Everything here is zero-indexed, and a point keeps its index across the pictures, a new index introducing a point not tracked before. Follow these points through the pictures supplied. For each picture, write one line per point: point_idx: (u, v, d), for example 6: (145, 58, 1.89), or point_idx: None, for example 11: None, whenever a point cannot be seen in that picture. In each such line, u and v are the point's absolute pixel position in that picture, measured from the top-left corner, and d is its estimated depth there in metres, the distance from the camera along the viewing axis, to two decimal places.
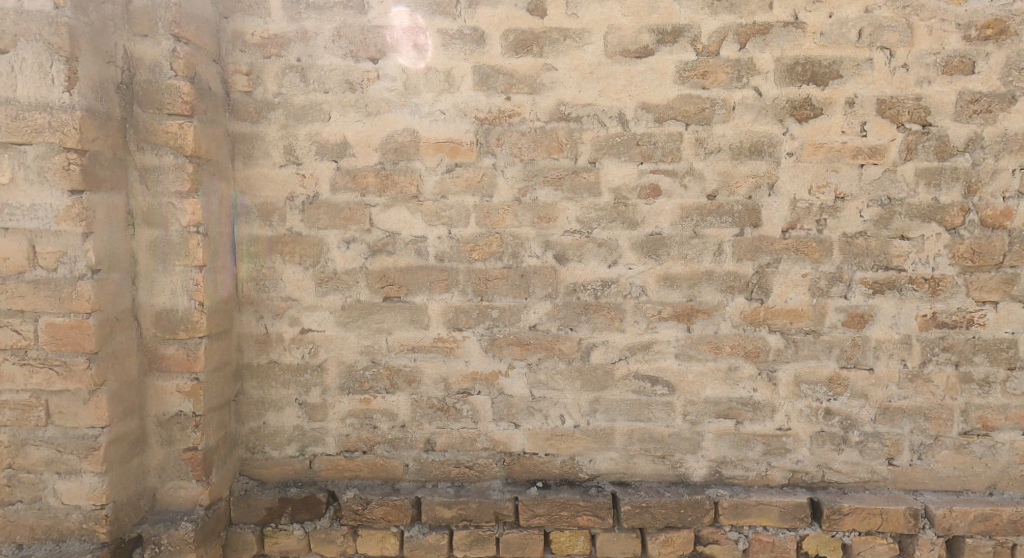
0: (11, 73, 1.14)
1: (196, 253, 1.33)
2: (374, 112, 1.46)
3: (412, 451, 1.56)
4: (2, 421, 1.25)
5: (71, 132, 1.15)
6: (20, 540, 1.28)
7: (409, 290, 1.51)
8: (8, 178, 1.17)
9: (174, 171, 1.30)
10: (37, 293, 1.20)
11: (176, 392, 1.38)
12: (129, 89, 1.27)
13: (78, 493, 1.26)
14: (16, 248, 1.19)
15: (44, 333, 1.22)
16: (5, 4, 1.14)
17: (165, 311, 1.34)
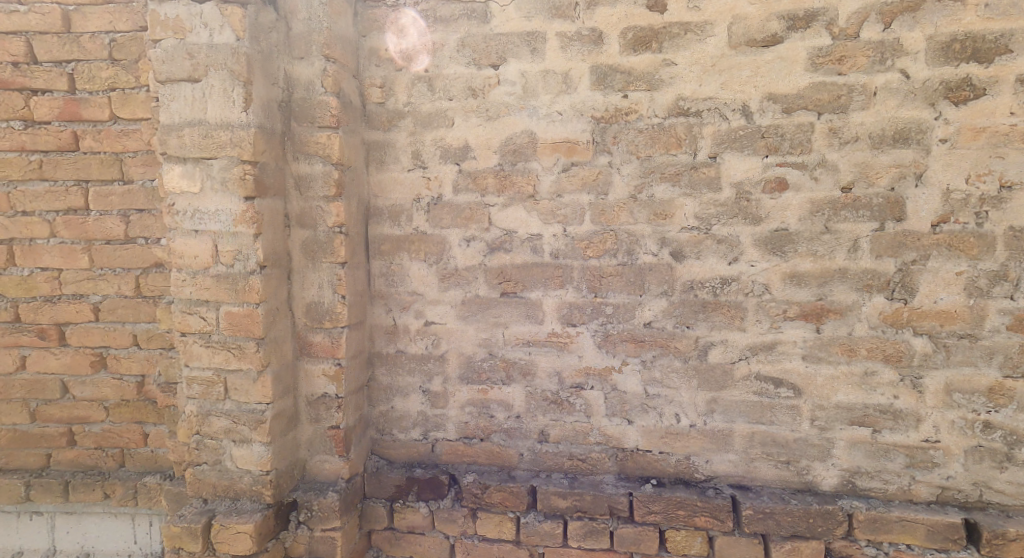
0: (202, 97, 1.34)
1: (339, 251, 1.49)
2: (495, 116, 1.53)
3: (527, 441, 1.63)
4: (192, 393, 1.48)
5: (247, 147, 1.34)
6: (204, 496, 1.51)
7: (525, 286, 1.57)
8: (199, 188, 1.37)
9: (323, 178, 1.46)
10: (219, 286, 1.41)
11: (322, 374, 1.55)
12: (288, 107, 1.45)
13: (249, 459, 1.47)
14: (203, 247, 1.40)
15: (224, 320, 1.42)
16: (200, 39, 1.32)
17: (314, 302, 1.52)
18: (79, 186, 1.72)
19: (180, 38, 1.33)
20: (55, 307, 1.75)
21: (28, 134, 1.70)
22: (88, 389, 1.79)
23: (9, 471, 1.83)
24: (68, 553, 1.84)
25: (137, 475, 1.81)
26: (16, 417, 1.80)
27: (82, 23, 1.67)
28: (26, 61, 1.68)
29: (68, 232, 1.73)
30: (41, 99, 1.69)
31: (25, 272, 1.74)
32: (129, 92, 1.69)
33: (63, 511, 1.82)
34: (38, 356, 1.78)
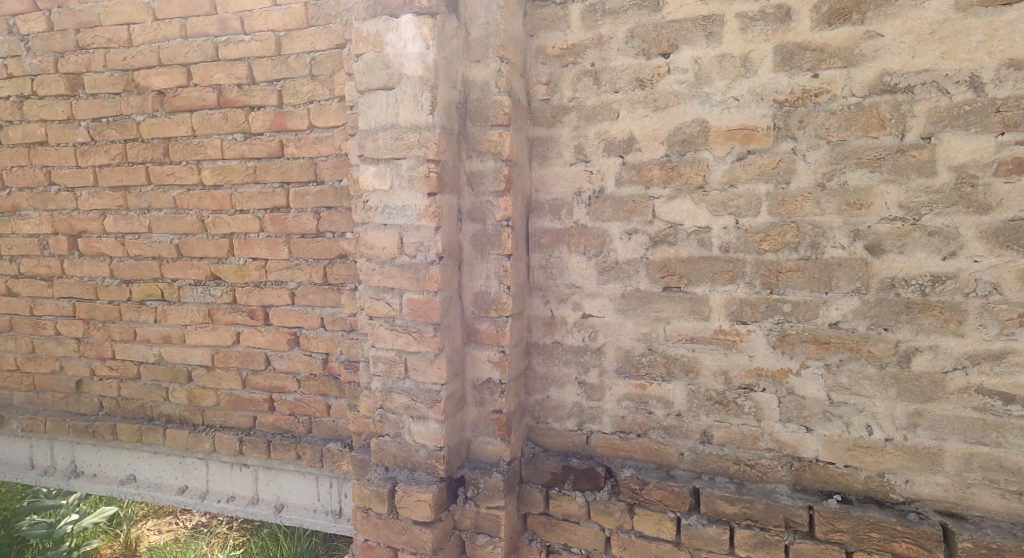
0: (395, 103, 1.47)
1: (506, 244, 1.56)
2: (663, 105, 1.49)
3: (688, 441, 1.57)
4: (377, 371, 1.63)
5: (432, 147, 1.45)
6: (386, 464, 1.66)
7: (690, 280, 1.52)
8: (389, 186, 1.52)
9: (494, 174, 1.53)
10: (403, 275, 1.55)
11: (487, 360, 1.63)
12: (464, 107, 1.54)
13: (425, 434, 1.59)
14: (390, 239, 1.54)
15: (407, 306, 1.56)
16: (395, 50, 1.46)
17: (481, 292, 1.60)
18: (283, 188, 1.96)
19: (378, 51, 1.48)
20: (261, 291, 2.04)
21: (247, 144, 1.97)
22: (284, 362, 2.06)
23: (227, 428, 2.18)
24: (267, 502, 2.15)
25: (323, 441, 2.06)
26: (231, 383, 2.13)
27: (290, 45, 1.88)
28: (247, 82, 1.94)
29: (273, 228, 1.99)
30: (257, 114, 1.94)
31: (240, 261, 2.05)
32: (324, 103, 1.87)
33: (264, 466, 2.13)
34: (248, 333, 2.09)
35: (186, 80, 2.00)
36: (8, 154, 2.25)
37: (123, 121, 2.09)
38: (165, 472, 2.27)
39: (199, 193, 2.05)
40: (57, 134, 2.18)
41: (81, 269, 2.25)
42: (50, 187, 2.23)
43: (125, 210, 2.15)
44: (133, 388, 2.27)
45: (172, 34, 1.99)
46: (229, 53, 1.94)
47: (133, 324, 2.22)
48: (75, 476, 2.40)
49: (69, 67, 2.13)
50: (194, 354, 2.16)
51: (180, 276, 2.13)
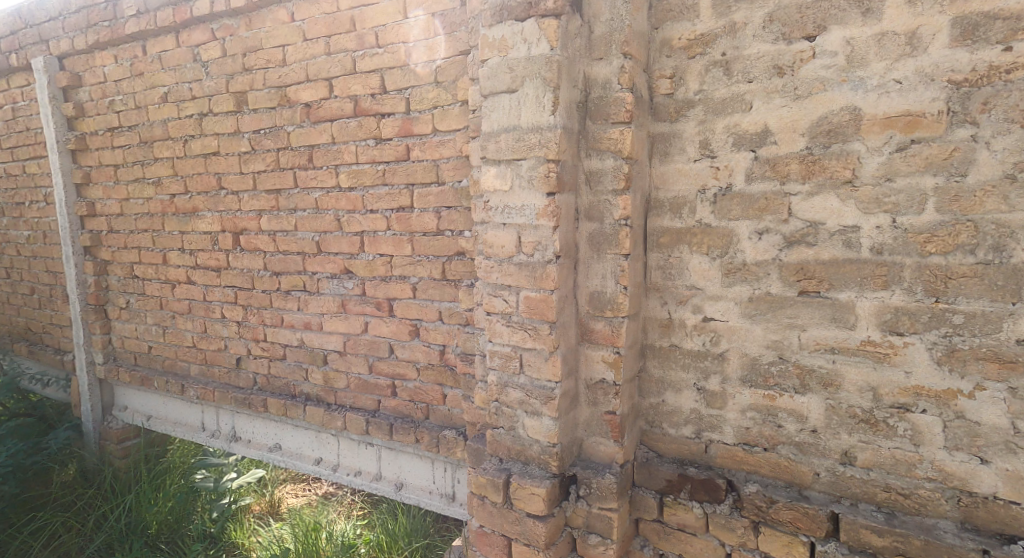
0: (518, 105, 1.50)
1: (624, 243, 1.51)
2: (806, 93, 1.36)
3: (825, 460, 1.44)
4: (494, 365, 1.67)
5: (553, 147, 1.45)
6: (500, 456, 1.70)
7: (832, 285, 1.38)
8: (509, 186, 1.55)
9: (613, 172, 1.50)
10: (520, 272, 1.57)
11: (601, 361, 1.60)
12: (585, 106, 1.52)
13: (539, 430, 1.61)
14: (509, 238, 1.57)
15: (523, 304, 1.58)
16: (520, 53, 1.48)
17: (597, 292, 1.58)
18: (408, 189, 2.07)
19: (503, 55, 1.51)
20: (387, 285, 2.17)
21: (378, 149, 2.10)
22: (405, 351, 2.18)
23: (355, 409, 2.34)
24: (389, 480, 2.30)
25: (439, 427, 2.13)
26: (359, 367, 2.30)
27: (418, 55, 1.97)
28: (380, 92, 2.07)
29: (399, 226, 2.11)
30: (388, 121, 2.07)
31: (370, 257, 2.20)
32: (447, 108, 1.94)
33: (387, 447, 2.27)
34: (376, 322, 2.23)
35: (328, 92, 2.18)
36: (189, 163, 2.62)
37: (276, 132, 2.33)
38: (305, 443, 2.52)
39: (336, 194, 2.23)
40: (225, 145, 2.49)
41: (241, 262, 2.56)
42: (220, 191, 2.56)
43: (276, 210, 2.41)
44: (279, 367, 2.53)
45: (317, 51, 2.18)
46: (365, 66, 2.08)
47: (280, 311, 2.48)
48: (234, 440, 2.74)
49: (235, 86, 2.42)
50: (329, 340, 2.36)
51: (319, 270, 2.34)
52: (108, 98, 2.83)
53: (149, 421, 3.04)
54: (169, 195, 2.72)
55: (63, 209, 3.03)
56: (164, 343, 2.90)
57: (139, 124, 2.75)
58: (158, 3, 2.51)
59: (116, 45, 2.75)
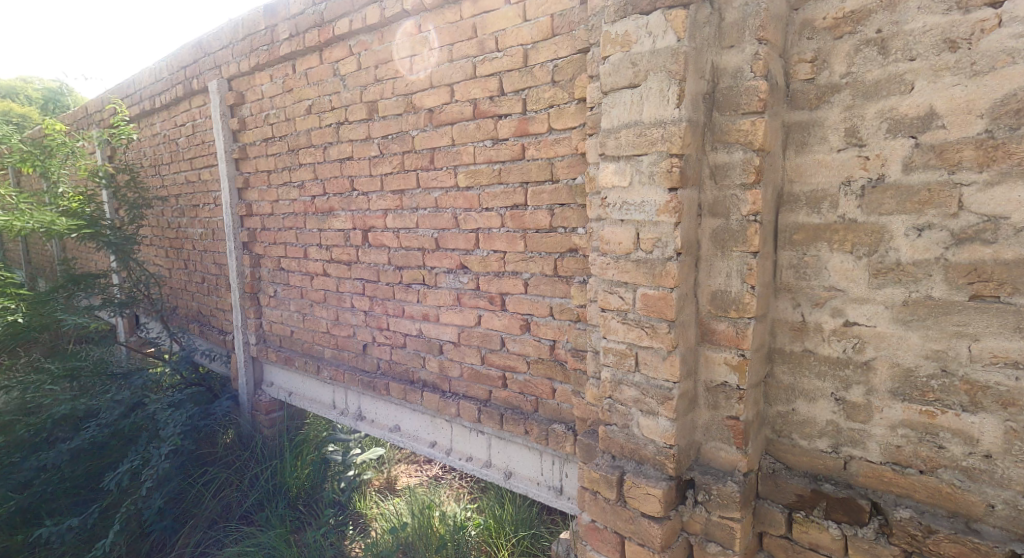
0: (639, 101, 1.47)
1: (753, 240, 1.43)
2: (987, 69, 1.20)
3: (1002, 491, 1.28)
4: (608, 361, 1.65)
5: (677, 141, 1.41)
6: (613, 452, 1.69)
7: (1016, 288, 1.21)
8: (628, 182, 1.52)
9: (742, 165, 1.42)
10: (638, 269, 1.54)
11: (724, 363, 1.52)
12: (712, 97, 1.46)
13: (654, 430, 1.57)
14: (627, 235, 1.55)
15: (640, 301, 1.55)
16: (644, 47, 1.45)
17: (720, 291, 1.51)
18: (522, 187, 2.11)
19: (626, 50, 1.49)
20: (500, 280, 2.23)
21: (495, 149, 2.17)
22: (516, 345, 2.22)
23: (468, 397, 2.44)
24: (498, 468, 2.37)
25: (548, 421, 2.14)
26: (472, 357, 2.39)
27: (536, 56, 2.01)
28: (498, 94, 2.13)
29: (512, 224, 2.16)
30: (504, 122, 2.12)
31: (484, 253, 2.27)
32: (563, 106, 1.95)
33: (497, 436, 2.34)
34: (488, 316, 2.30)
35: (450, 97, 2.29)
36: (327, 168, 2.88)
37: (402, 136, 2.49)
38: (421, 426, 2.68)
39: (455, 194, 2.34)
40: (358, 150, 2.70)
41: (369, 257, 2.77)
42: (353, 192, 2.79)
43: (401, 209, 2.57)
44: (400, 353, 2.70)
45: (441, 59, 2.29)
46: (485, 70, 2.15)
47: (402, 302, 2.65)
48: (360, 419, 2.98)
49: (368, 96, 2.61)
50: (445, 331, 2.48)
51: (437, 265, 2.47)
52: (264, 112, 3.20)
53: (290, 396, 3.40)
54: (311, 197, 3.01)
55: (228, 210, 3.47)
56: (303, 328, 3.22)
57: (288, 134, 3.07)
58: (307, 25, 2.79)
59: (272, 66, 3.10)
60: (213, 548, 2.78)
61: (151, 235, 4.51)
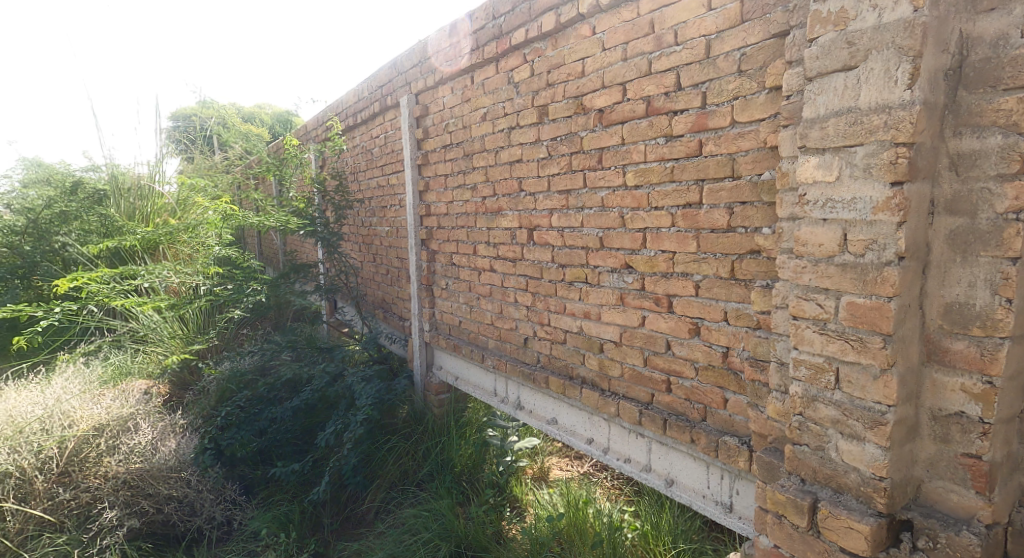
0: (857, 84, 1.32)
1: (1012, 244, 1.18)
2: None
3: None
4: (800, 375, 1.50)
5: (906, 128, 1.22)
6: (803, 476, 1.53)
7: None
8: (835, 176, 1.37)
9: (1000, 152, 1.19)
10: (844, 275, 1.37)
11: (960, 390, 1.29)
12: (958, 73, 1.26)
13: (859, 457, 1.39)
14: (831, 236, 1.39)
15: (845, 310, 1.38)
16: (866, 24, 1.29)
17: (957, 303, 1.28)
18: (698, 185, 2.00)
19: (841, 29, 1.34)
20: (668, 282, 2.14)
21: (668, 147, 2.09)
22: (684, 349, 2.11)
23: (628, 398, 2.38)
24: (659, 474, 2.28)
25: (717, 432, 2.01)
26: (634, 359, 2.33)
27: (720, 46, 1.89)
28: (674, 89, 2.05)
29: (684, 223, 2.06)
30: (680, 118, 2.03)
31: (652, 253, 2.20)
32: (750, 97, 1.81)
33: (658, 441, 2.25)
34: (653, 317, 2.23)
35: (622, 96, 2.26)
36: (498, 170, 3.03)
37: (571, 138, 2.52)
38: (579, 422, 2.69)
39: (622, 193, 2.30)
40: (528, 153, 2.80)
41: (534, 255, 2.85)
42: (521, 193, 2.90)
43: (566, 209, 2.60)
44: (560, 349, 2.74)
45: (615, 59, 2.27)
46: (661, 66, 2.08)
47: (564, 300, 2.69)
48: (519, 408, 3.09)
49: (540, 100, 2.69)
50: (606, 330, 2.45)
51: (601, 264, 2.45)
52: (444, 122, 3.47)
53: (456, 381, 3.65)
54: (482, 198, 3.19)
55: (411, 211, 3.83)
56: (470, 319, 3.43)
57: (465, 140, 3.29)
58: (486, 39, 2.96)
59: (453, 79, 3.34)
60: (396, 507, 3.16)
61: (350, 233, 5.17)
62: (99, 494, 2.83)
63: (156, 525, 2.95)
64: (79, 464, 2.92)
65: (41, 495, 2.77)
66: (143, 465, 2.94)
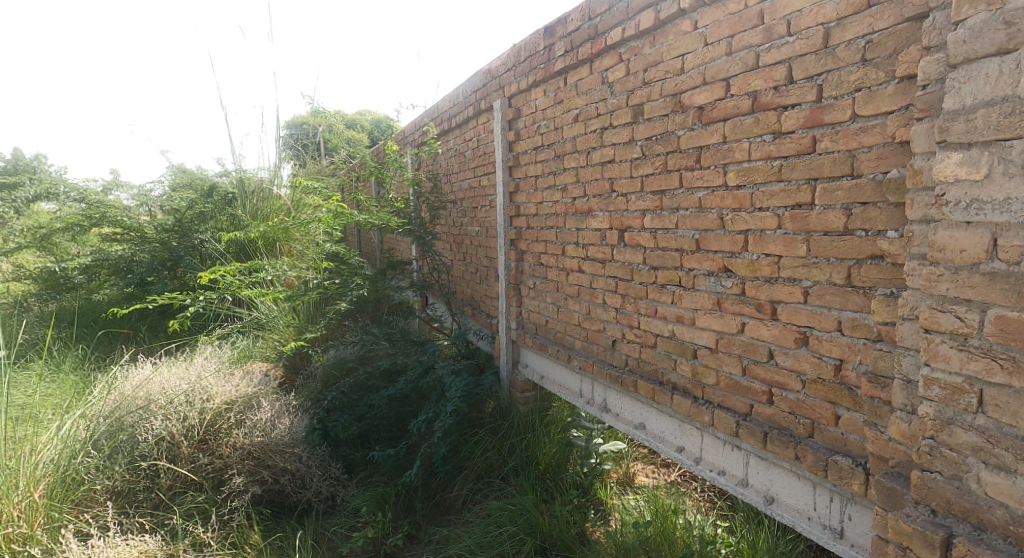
0: (1015, 70, 1.17)
1: None
2: None
3: None
4: (931, 395, 1.36)
5: None
6: (933, 507, 1.39)
7: None
8: (983, 174, 1.23)
9: None
10: (992, 285, 1.23)
11: None
12: None
13: (1007, 492, 1.24)
14: (976, 241, 1.25)
15: (992, 325, 1.24)
16: None
17: None
18: (809, 184, 1.86)
19: (994, 8, 1.19)
20: (772, 287, 2.01)
21: (776, 144, 1.96)
22: (789, 359, 1.98)
23: (724, 408, 2.27)
24: (757, 490, 2.16)
25: (827, 451, 1.86)
26: (732, 367, 2.22)
27: (841, 34, 1.75)
28: (785, 83, 1.93)
29: (792, 225, 1.92)
30: (791, 113, 1.91)
31: (754, 256, 2.07)
32: (876, 88, 1.67)
33: (758, 455, 2.13)
34: (754, 324, 2.10)
35: (725, 92, 2.15)
36: (590, 171, 2.99)
37: (668, 137, 2.44)
38: (668, 429, 2.60)
39: (722, 193, 2.19)
40: (620, 153, 2.74)
41: (624, 256, 2.78)
42: (612, 194, 2.85)
43: (660, 209, 2.52)
44: (650, 353, 2.66)
45: (718, 53, 2.17)
46: (770, 59, 1.96)
47: (655, 303, 2.61)
48: (605, 411, 3.04)
49: (635, 99, 2.63)
50: (701, 335, 2.34)
51: (696, 267, 2.35)
52: (536, 123, 3.49)
53: (541, 379, 3.65)
54: (572, 198, 3.17)
55: (500, 211, 3.89)
56: (557, 319, 3.42)
57: (556, 141, 3.29)
58: (581, 39, 2.94)
59: (546, 81, 3.35)
60: (482, 498, 3.23)
61: (442, 232, 5.35)
62: (229, 461, 3.15)
63: (272, 493, 3.22)
64: (214, 433, 3.26)
65: (185, 457, 3.12)
66: (265, 439, 3.23)
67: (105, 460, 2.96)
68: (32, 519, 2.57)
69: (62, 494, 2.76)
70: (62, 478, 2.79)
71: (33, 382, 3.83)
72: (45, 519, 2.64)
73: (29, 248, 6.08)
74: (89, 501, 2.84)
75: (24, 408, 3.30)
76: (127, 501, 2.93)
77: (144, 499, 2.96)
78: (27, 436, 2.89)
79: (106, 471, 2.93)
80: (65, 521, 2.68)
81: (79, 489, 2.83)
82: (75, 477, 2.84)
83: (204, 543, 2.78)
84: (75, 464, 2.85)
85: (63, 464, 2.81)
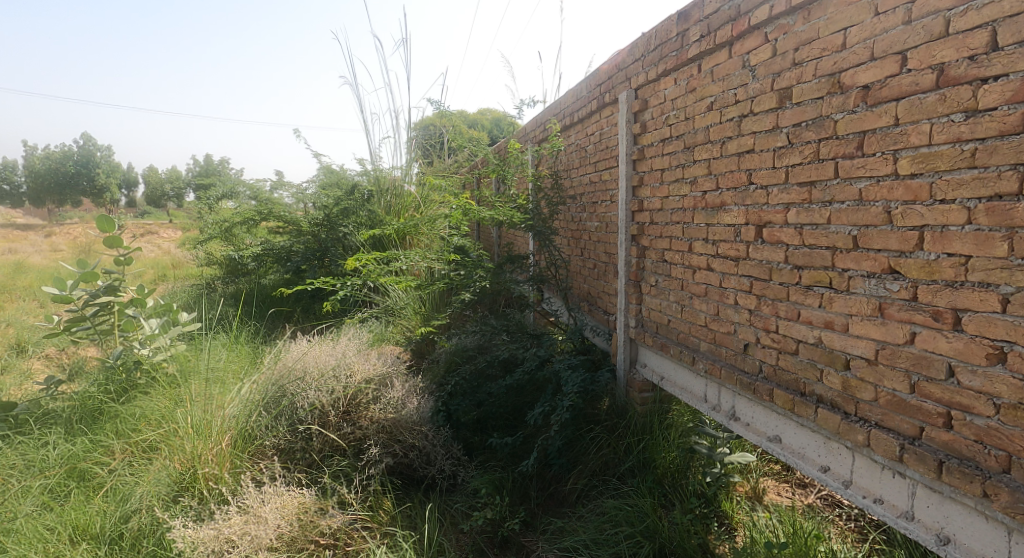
0: None
1: None
2: None
3: None
4: None
5: None
6: None
7: None
8: None
9: None
10: None
11: None
12: None
13: None
14: None
15: None
16: None
17: None
18: (1016, 170, 1.57)
19: None
20: (956, 293, 1.72)
21: (968, 124, 1.67)
22: (977, 379, 1.68)
23: (884, 428, 1.99)
24: (926, 526, 1.86)
25: None
26: (897, 384, 1.93)
27: None
28: (985, 51, 1.63)
29: (988, 219, 1.63)
30: (993, 86, 1.61)
31: (931, 257, 1.79)
32: None
33: (928, 486, 1.84)
34: (928, 335, 1.81)
35: (899, 67, 1.87)
36: (724, 163, 2.78)
37: (822, 122, 2.18)
38: (810, 445, 2.33)
39: (890, 183, 1.91)
40: (762, 142, 2.51)
41: (762, 254, 2.55)
42: (750, 186, 2.62)
43: (808, 203, 2.27)
44: (790, 361, 2.41)
45: (893, 22, 1.88)
46: (966, 24, 1.67)
47: (798, 305, 2.35)
48: (733, 419, 2.81)
49: (782, 83, 2.38)
50: (856, 344, 2.07)
51: (852, 267, 2.07)
52: (664, 114, 3.32)
53: (661, 381, 3.47)
54: (702, 192, 2.97)
55: (622, 206, 3.76)
56: (680, 319, 3.23)
57: (686, 133, 3.10)
58: (720, 22, 2.72)
59: (678, 69, 3.17)
60: (598, 495, 3.16)
61: (561, 228, 5.31)
62: (367, 432, 3.39)
63: (402, 466, 3.39)
64: (356, 406, 3.52)
65: (333, 425, 3.42)
66: (397, 416, 3.42)
67: (272, 421, 3.35)
68: (221, 462, 3.01)
69: (242, 445, 3.17)
70: (242, 432, 3.21)
71: (222, 347, 4.40)
72: (230, 464, 3.05)
73: (217, 237, 7.02)
74: (261, 453, 3.21)
75: (215, 371, 3.81)
76: (288, 457, 3.27)
77: (301, 457, 3.28)
78: (217, 394, 3.39)
79: (273, 430, 3.31)
80: (244, 468, 3.07)
81: (254, 442, 3.23)
82: (251, 432, 3.25)
83: (348, 503, 3.02)
84: (252, 422, 3.28)
85: (243, 420, 3.25)
